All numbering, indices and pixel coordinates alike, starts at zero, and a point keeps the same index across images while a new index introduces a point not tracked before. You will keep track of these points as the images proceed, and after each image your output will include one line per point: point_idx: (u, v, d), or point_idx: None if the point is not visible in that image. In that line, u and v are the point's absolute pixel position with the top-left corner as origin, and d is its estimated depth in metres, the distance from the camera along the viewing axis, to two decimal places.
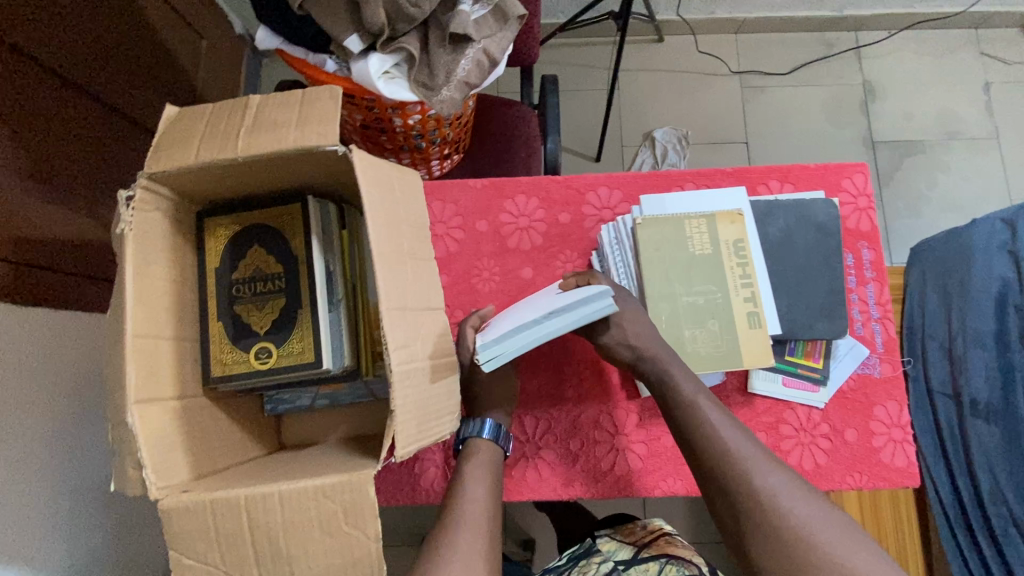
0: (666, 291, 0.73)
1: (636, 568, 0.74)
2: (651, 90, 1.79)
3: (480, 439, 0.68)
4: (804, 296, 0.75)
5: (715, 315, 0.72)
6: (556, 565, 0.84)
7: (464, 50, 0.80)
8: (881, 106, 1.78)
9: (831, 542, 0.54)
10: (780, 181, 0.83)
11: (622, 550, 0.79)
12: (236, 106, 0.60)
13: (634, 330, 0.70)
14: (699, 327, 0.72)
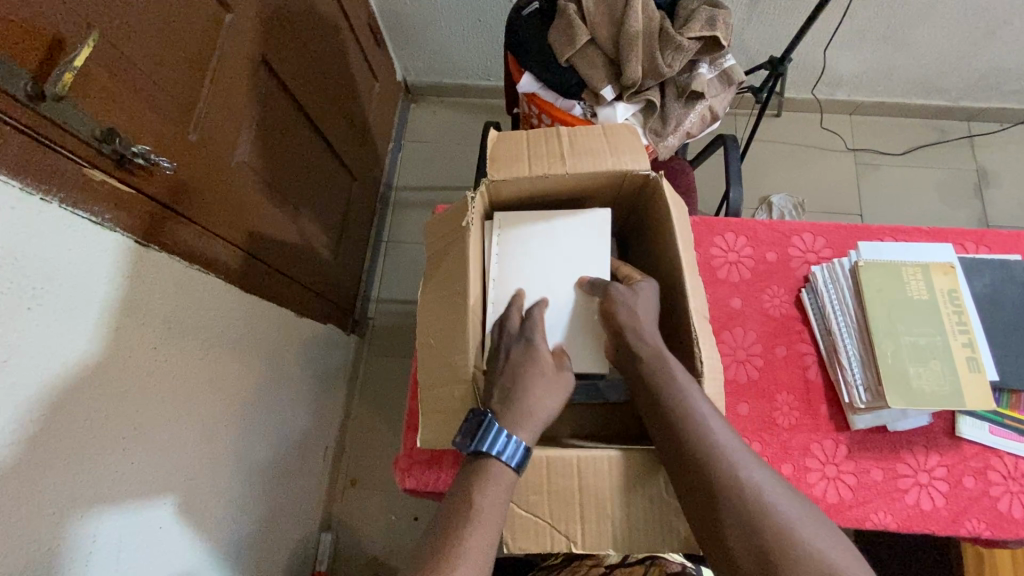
0: (887, 328, 0.79)
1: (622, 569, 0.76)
2: (768, 159, 1.91)
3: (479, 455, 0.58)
4: (1015, 350, 0.80)
5: (936, 356, 0.77)
6: (550, 564, 0.84)
7: (695, 105, 0.92)
8: (995, 191, 1.85)
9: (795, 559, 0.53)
10: (976, 243, 0.90)
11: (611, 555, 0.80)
12: (552, 133, 0.72)
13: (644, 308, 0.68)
14: (924, 365, 0.77)
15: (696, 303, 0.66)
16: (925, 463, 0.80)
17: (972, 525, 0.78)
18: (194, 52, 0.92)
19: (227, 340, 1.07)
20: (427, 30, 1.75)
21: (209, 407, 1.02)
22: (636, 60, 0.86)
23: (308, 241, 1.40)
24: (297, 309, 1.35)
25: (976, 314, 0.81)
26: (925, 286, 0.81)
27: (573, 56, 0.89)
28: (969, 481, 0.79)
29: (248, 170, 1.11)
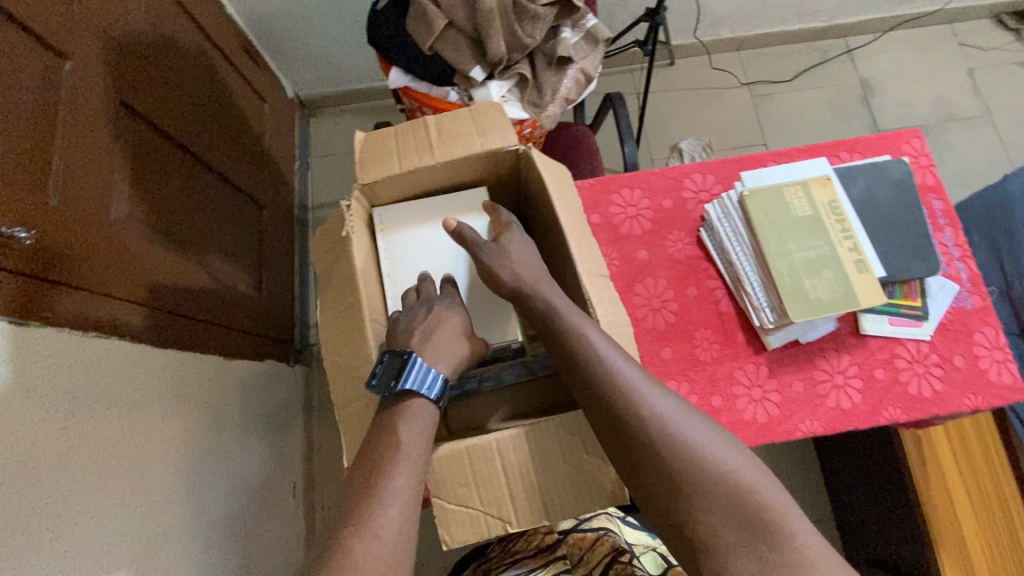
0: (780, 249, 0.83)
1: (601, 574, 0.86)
2: (671, 107, 1.96)
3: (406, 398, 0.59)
4: (897, 243, 0.85)
5: (828, 265, 0.81)
6: (505, 538, 0.99)
7: (566, 70, 0.93)
8: (880, 98, 1.96)
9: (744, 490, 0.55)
10: (849, 151, 0.95)
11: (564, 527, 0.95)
12: (417, 124, 0.71)
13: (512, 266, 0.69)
14: (818, 277, 0.81)
15: (584, 260, 0.67)
16: (839, 365, 0.85)
17: (888, 414, 0.83)
18: (36, 109, 0.85)
19: (151, 398, 1.02)
20: (306, 40, 1.69)
21: (145, 471, 0.97)
22: (496, 35, 0.86)
23: (223, 281, 1.34)
24: (226, 352, 1.31)
25: (857, 218, 0.86)
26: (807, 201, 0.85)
27: (435, 43, 0.88)
28: (880, 372, 0.85)
29: (131, 222, 1.05)
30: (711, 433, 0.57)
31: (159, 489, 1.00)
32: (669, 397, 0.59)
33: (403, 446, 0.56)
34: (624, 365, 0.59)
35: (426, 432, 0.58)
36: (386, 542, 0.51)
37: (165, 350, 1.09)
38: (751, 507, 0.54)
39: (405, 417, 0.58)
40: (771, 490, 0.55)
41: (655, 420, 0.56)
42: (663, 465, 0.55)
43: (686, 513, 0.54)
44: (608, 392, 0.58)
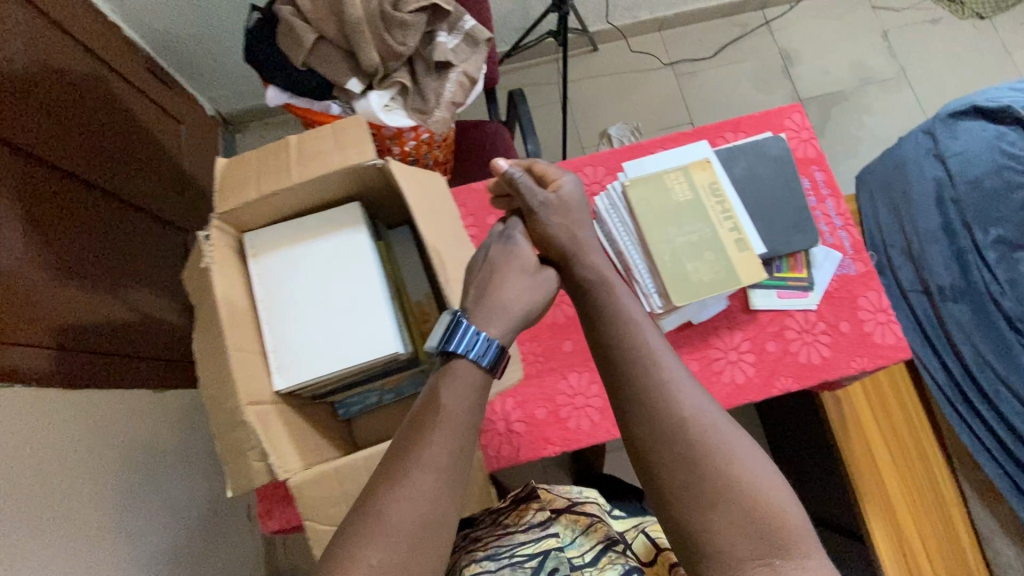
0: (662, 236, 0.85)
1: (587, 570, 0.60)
2: (597, 93, 1.97)
3: (457, 358, 0.58)
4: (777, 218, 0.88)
5: (709, 247, 0.84)
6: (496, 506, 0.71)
7: (448, 74, 0.93)
8: (800, 68, 1.98)
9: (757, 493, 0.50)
10: (734, 131, 0.97)
11: (556, 499, 0.72)
12: (279, 147, 0.70)
13: (549, 220, 0.70)
14: (699, 259, 0.83)
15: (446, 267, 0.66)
16: (733, 342, 0.88)
17: (782, 383, 0.86)
18: None
19: (67, 441, 1.01)
20: (215, 56, 1.65)
21: (65, 516, 0.96)
22: (368, 46, 0.85)
23: (144, 311, 1.32)
24: (153, 385, 1.29)
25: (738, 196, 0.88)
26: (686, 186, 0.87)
27: (308, 58, 0.87)
28: (772, 344, 0.88)
29: (27, 265, 1.02)
30: (737, 444, 0.53)
31: (84, 532, 0.98)
32: (709, 401, 0.56)
33: (442, 411, 0.54)
34: (666, 357, 0.58)
35: (467, 395, 0.56)
36: (406, 527, 0.48)
37: (79, 391, 1.07)
38: (765, 526, 0.49)
39: (446, 384, 0.57)
40: (790, 514, 0.50)
41: (683, 414, 0.54)
42: (681, 467, 0.52)
43: (697, 528, 0.50)
44: (643, 378, 0.57)
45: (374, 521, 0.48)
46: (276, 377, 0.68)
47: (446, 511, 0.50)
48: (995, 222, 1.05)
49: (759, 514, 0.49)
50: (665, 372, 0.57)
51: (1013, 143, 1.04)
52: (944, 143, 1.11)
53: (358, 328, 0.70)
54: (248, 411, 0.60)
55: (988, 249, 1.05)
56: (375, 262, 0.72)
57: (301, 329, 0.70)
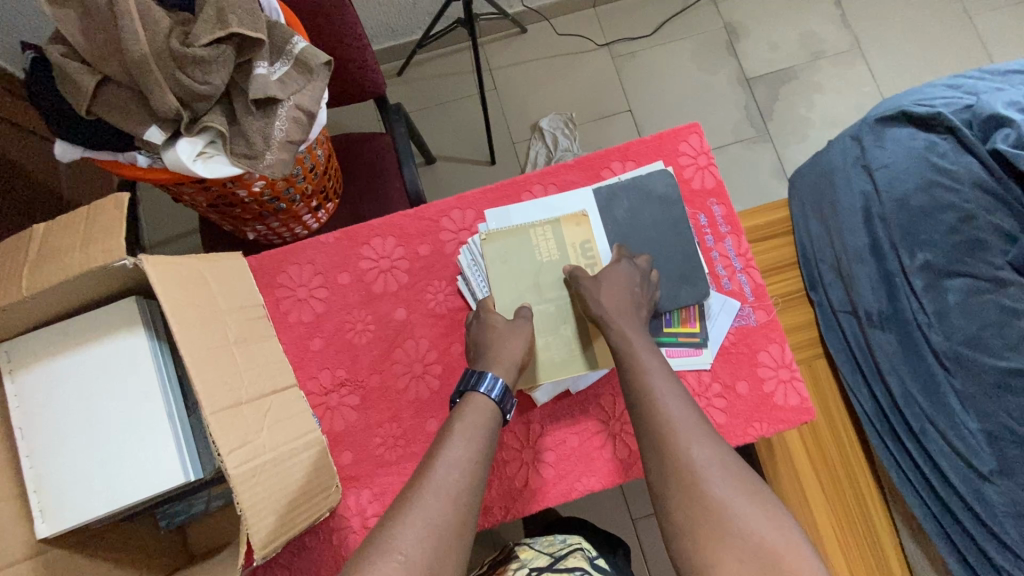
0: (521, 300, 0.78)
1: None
2: (526, 82, 1.79)
3: (477, 394, 0.69)
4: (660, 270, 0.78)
5: (567, 321, 0.76)
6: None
7: (275, 111, 0.78)
8: (746, 43, 1.81)
9: (753, 528, 0.55)
10: (621, 160, 0.84)
11: (538, 558, 0.70)
12: (21, 240, 0.57)
13: (610, 289, 0.71)
14: (552, 334, 0.76)
15: (207, 396, 0.52)
16: (617, 410, 0.78)
17: None
18: None
19: None
20: None
21: None
22: (161, 89, 0.71)
23: None
24: None
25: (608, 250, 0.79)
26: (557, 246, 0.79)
27: (94, 106, 0.73)
28: None
29: None
30: (742, 490, 0.58)
31: None
32: (715, 446, 0.61)
33: (449, 457, 0.63)
34: (674, 403, 0.64)
35: (474, 444, 0.64)
36: (413, 565, 0.53)
37: None
38: (771, 561, 0.53)
39: (457, 432, 0.65)
40: (795, 550, 0.53)
41: (690, 458, 0.60)
42: (689, 506, 0.57)
43: (705, 563, 0.55)
44: (654, 423, 0.63)
45: (380, 559, 0.53)
46: (39, 523, 0.57)
47: (454, 540, 0.57)
48: (923, 246, 0.93)
49: (754, 544, 0.54)
50: (671, 418, 0.63)
51: (943, 156, 0.93)
52: (872, 154, 1.00)
53: (135, 456, 0.58)
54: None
55: (915, 275, 0.94)
56: (156, 369, 0.60)
57: (67, 460, 0.58)
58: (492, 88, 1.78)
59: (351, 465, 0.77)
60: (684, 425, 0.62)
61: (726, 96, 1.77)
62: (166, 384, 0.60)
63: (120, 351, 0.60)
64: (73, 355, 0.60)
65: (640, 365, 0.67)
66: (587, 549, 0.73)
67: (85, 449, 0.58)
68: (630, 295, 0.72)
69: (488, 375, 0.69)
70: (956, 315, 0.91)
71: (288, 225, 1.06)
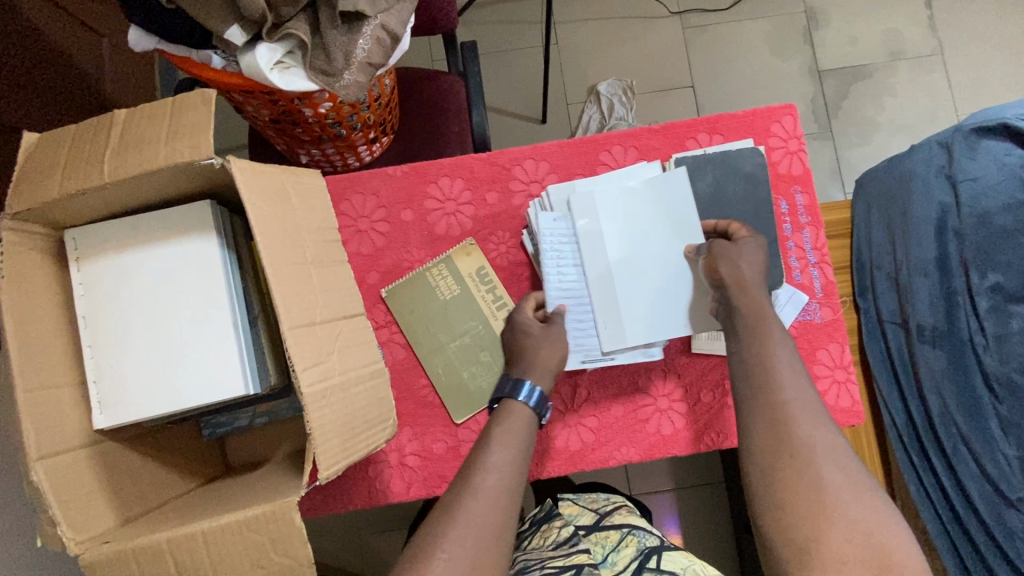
0: (603, 275, 0.75)
1: (597, 534, 0.72)
2: (590, 41, 1.71)
3: (517, 402, 0.69)
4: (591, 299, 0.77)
5: (484, 347, 0.77)
6: (520, 532, 0.78)
7: (360, 29, 0.74)
8: (824, 32, 1.72)
9: (861, 511, 0.53)
10: (708, 132, 0.81)
11: (583, 515, 0.76)
12: (102, 125, 0.55)
13: (745, 259, 0.70)
14: (473, 364, 0.77)
15: (286, 312, 0.50)
16: (665, 388, 0.77)
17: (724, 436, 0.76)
18: None
19: None
20: None
21: None
22: None
23: None
24: None
25: (551, 267, 0.75)
26: (655, 226, 0.75)
27: None
28: (707, 395, 0.77)
29: None
30: (857, 472, 0.56)
31: None
32: (831, 428, 0.59)
33: (487, 464, 0.61)
34: (792, 376, 0.62)
35: (512, 450, 0.64)
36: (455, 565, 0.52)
37: None
38: (878, 549, 0.51)
39: (495, 440, 0.64)
40: (901, 543, 0.51)
41: (803, 436, 0.58)
42: (794, 479, 0.56)
43: (805, 539, 0.52)
44: (768, 398, 0.61)
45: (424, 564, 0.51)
46: (97, 413, 0.57)
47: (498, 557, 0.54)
48: (997, 267, 0.90)
49: (858, 524, 0.52)
50: (787, 396, 0.61)
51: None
52: (960, 164, 0.95)
53: (198, 361, 0.57)
54: (37, 468, 0.51)
55: (980, 296, 0.91)
56: (225, 276, 0.59)
57: (131, 356, 0.58)
58: (553, 42, 1.71)
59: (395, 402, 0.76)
60: (804, 402, 0.61)
61: (794, 86, 1.70)
62: (233, 296, 0.59)
63: (188, 254, 0.59)
64: (141, 249, 0.59)
65: (754, 335, 0.66)
66: (629, 507, 0.79)
67: (150, 346, 0.58)
68: (762, 266, 0.70)
69: (526, 384, 0.70)
70: (1017, 341, 0.88)
71: (342, 153, 1.03)
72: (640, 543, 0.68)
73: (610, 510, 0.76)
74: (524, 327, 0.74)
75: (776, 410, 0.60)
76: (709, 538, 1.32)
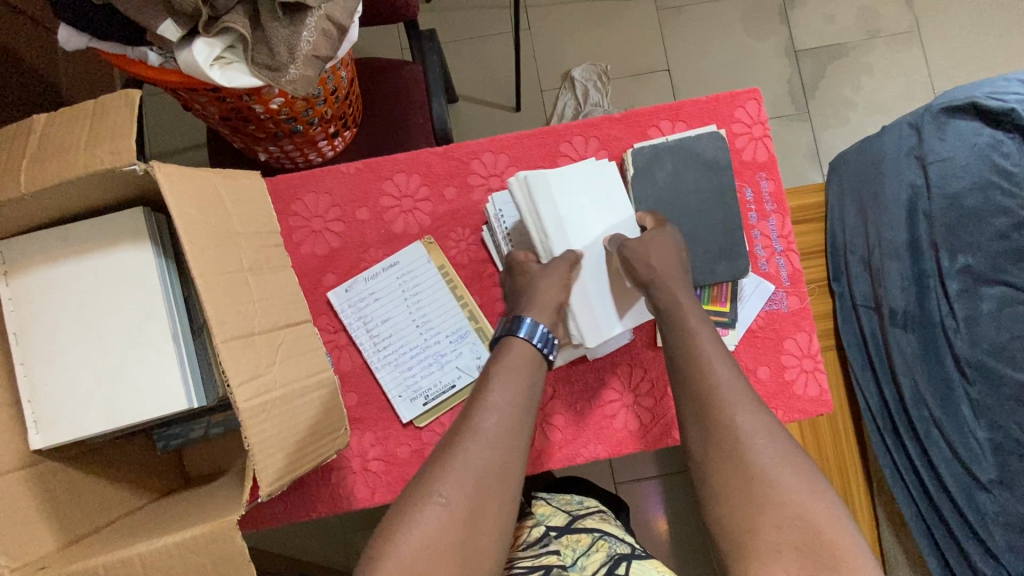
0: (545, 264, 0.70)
1: (567, 537, 0.70)
2: (563, 26, 1.67)
3: (516, 337, 0.64)
4: (419, 341, 0.75)
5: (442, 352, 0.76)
6: None
7: (304, 20, 0.71)
8: (801, 11, 1.69)
9: (796, 497, 0.53)
10: (671, 120, 0.78)
11: (556, 516, 0.74)
12: (20, 131, 0.52)
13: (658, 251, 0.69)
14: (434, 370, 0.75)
15: (217, 324, 0.48)
16: (631, 383, 0.76)
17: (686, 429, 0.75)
18: None
19: None
20: None
21: None
22: None
23: None
24: None
25: (359, 336, 0.75)
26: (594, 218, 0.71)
27: None
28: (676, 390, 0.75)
29: None
30: (792, 460, 0.55)
31: None
32: (763, 415, 0.58)
33: (488, 403, 0.58)
34: (723, 366, 0.62)
35: (517, 388, 0.60)
36: (454, 509, 0.52)
37: None
38: (819, 544, 0.50)
39: (496, 376, 0.61)
40: (846, 536, 0.51)
41: (734, 423, 0.58)
42: (729, 471, 0.56)
43: (740, 530, 0.53)
44: (700, 389, 0.61)
45: (421, 502, 0.52)
46: (32, 434, 0.55)
47: (490, 502, 0.54)
48: (966, 249, 0.89)
49: (793, 510, 0.52)
50: (717, 382, 0.60)
51: (1009, 156, 0.86)
52: (930, 145, 0.94)
53: (135, 376, 0.55)
54: None
55: (951, 278, 0.90)
56: (162, 286, 0.56)
57: (64, 374, 0.55)
58: (525, 28, 1.67)
59: (355, 406, 0.74)
60: (734, 390, 0.60)
61: (770, 66, 1.67)
62: (172, 307, 0.56)
63: (121, 267, 0.56)
64: (71, 262, 0.56)
65: (685, 328, 0.65)
66: (605, 512, 0.77)
67: (84, 362, 0.55)
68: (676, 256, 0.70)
69: (526, 320, 0.65)
70: (986, 323, 0.87)
71: (301, 150, 0.99)
72: (612, 547, 0.66)
73: (588, 513, 0.75)
74: (423, 363, 0.75)
75: (714, 403, 0.59)
76: (690, 525, 1.33)
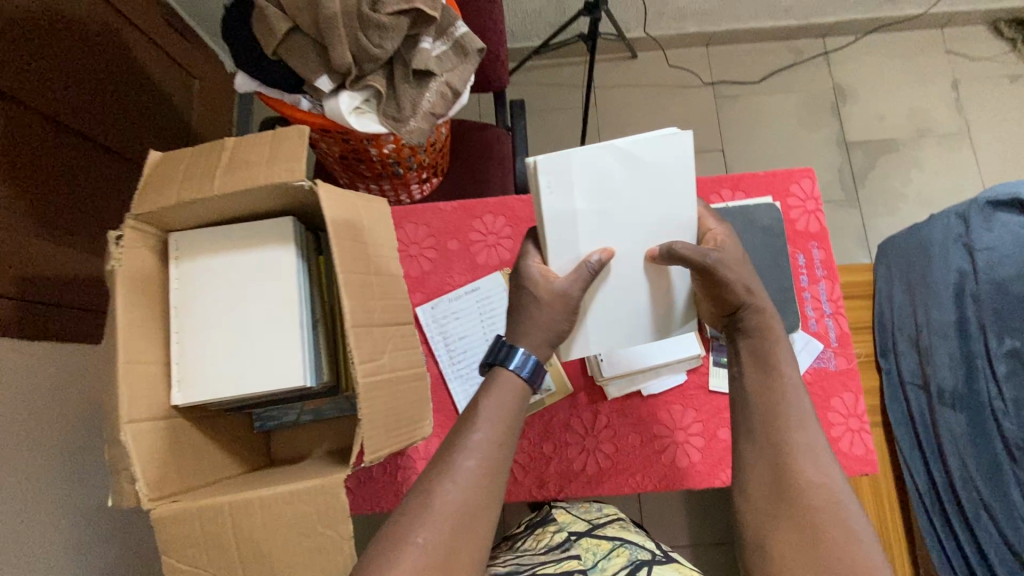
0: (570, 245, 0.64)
1: (587, 540, 0.74)
2: (628, 105, 1.84)
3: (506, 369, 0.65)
4: None
5: None
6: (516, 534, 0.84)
7: (428, 83, 0.86)
8: (852, 107, 1.81)
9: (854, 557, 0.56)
10: (732, 189, 0.88)
11: (578, 523, 0.79)
12: (214, 148, 0.66)
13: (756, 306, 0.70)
14: None
15: (351, 312, 0.58)
16: (682, 421, 0.81)
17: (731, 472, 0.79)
18: None
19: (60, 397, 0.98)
20: None
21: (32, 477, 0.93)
22: (342, 45, 0.80)
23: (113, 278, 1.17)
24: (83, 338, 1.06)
25: (438, 349, 0.85)
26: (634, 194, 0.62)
27: (279, 49, 0.83)
28: (726, 433, 0.80)
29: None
30: (856, 525, 0.58)
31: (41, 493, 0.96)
32: (837, 476, 0.61)
33: (471, 443, 0.61)
34: (806, 423, 0.64)
35: (499, 427, 0.63)
36: (432, 550, 0.55)
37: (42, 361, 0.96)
38: None
39: (479, 417, 0.63)
40: None
41: (808, 478, 0.61)
42: (797, 521, 0.59)
43: None
44: (776, 437, 0.64)
45: (399, 543, 0.55)
46: (177, 391, 0.65)
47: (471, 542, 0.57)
48: (1015, 332, 0.91)
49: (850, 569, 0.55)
50: (802, 440, 0.63)
51: None
52: (977, 233, 1.00)
53: (265, 352, 0.66)
54: (126, 429, 0.59)
55: (998, 360, 0.92)
56: (297, 282, 0.68)
57: (210, 345, 0.67)
58: (592, 103, 1.85)
59: None
60: (808, 448, 0.63)
61: (821, 154, 1.78)
62: (302, 300, 0.68)
63: (267, 262, 0.68)
64: (230, 254, 0.69)
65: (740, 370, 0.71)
66: (624, 522, 0.82)
67: (226, 336, 0.66)
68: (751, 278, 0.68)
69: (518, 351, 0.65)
70: None
71: (397, 190, 1.14)
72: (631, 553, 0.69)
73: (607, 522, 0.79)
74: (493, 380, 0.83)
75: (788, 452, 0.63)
76: None
